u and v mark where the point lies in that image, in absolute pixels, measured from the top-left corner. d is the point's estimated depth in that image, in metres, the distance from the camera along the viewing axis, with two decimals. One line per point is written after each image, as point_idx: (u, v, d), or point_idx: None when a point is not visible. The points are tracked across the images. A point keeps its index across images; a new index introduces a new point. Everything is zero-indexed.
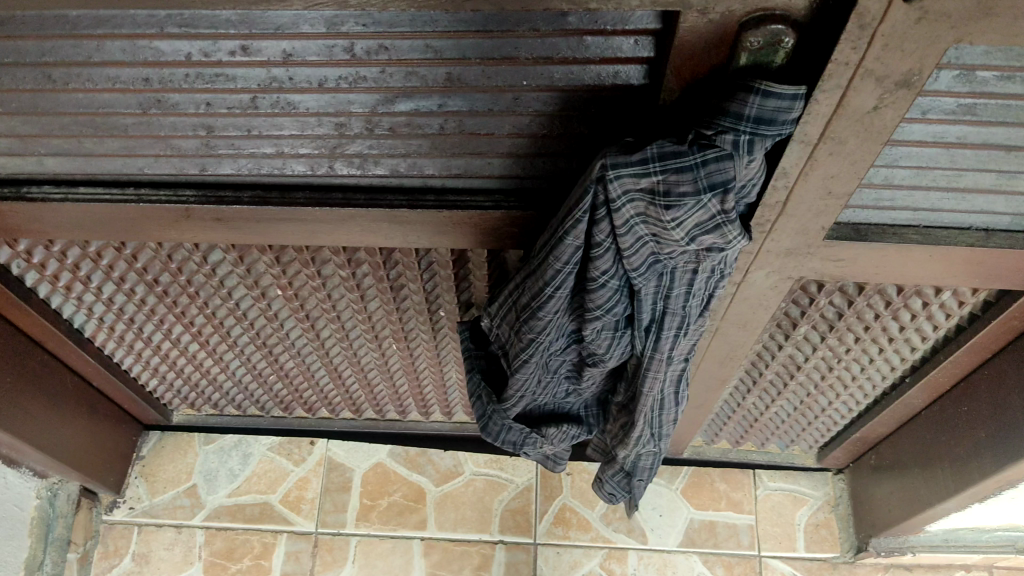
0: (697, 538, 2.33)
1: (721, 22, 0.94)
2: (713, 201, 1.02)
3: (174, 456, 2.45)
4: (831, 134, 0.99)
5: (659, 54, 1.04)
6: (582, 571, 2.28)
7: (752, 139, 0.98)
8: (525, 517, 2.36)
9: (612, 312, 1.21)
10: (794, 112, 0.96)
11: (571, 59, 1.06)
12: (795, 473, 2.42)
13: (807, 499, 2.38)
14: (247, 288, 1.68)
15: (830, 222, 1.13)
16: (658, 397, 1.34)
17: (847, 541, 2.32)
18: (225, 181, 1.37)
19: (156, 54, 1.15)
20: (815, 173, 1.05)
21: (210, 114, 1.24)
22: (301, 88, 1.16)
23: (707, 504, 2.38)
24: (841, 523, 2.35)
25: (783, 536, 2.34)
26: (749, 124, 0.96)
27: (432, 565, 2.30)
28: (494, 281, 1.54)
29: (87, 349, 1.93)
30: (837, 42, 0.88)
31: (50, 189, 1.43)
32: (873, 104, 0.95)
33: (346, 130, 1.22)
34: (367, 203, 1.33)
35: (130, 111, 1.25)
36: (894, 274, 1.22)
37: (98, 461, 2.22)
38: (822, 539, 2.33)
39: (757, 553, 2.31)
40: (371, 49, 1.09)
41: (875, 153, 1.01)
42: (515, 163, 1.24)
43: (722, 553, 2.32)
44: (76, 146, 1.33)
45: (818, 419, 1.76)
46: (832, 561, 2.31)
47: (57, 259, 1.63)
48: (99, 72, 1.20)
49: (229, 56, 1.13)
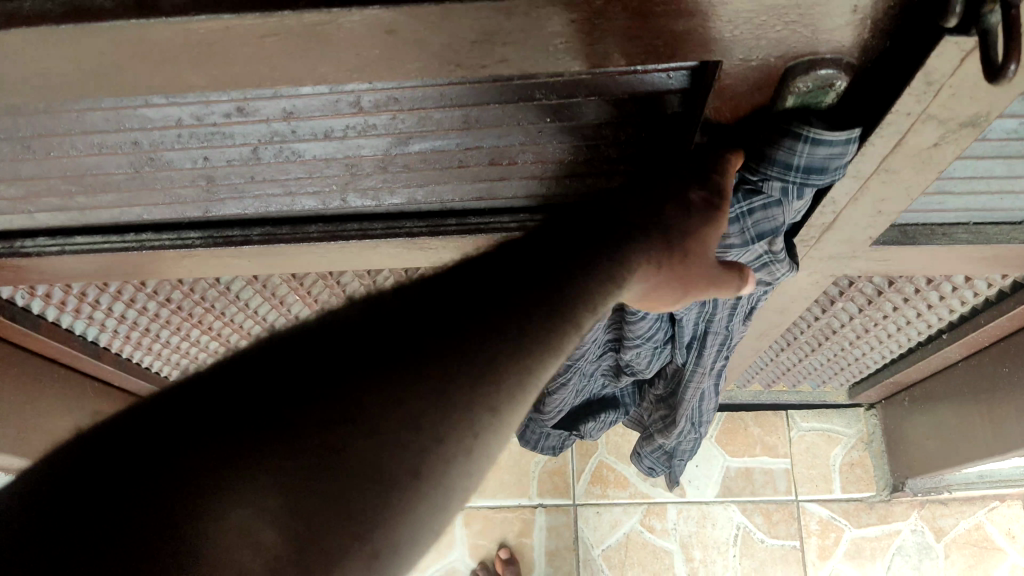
0: (734, 487, 3.10)
1: (767, 64, 0.86)
2: (763, 243, 1.05)
3: None
4: (886, 167, 0.95)
5: (695, 87, 0.95)
6: (622, 525, 3.08)
7: (804, 185, 0.96)
8: (561, 479, 3.17)
9: (652, 338, 1.15)
10: (847, 155, 0.92)
11: (596, 97, 0.98)
12: (830, 416, 3.15)
13: (841, 438, 3.12)
14: (265, 297, 1.64)
15: (878, 232, 1.10)
16: (698, 402, 1.31)
17: (882, 480, 3.01)
18: (232, 219, 1.30)
19: (142, 120, 1.06)
20: (866, 198, 1.01)
21: (208, 167, 1.16)
22: (304, 139, 1.09)
23: (744, 452, 3.14)
24: (875, 460, 3.06)
25: (821, 479, 3.08)
26: (797, 174, 0.94)
27: (474, 533, 3.15)
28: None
29: (105, 359, 1.91)
30: (898, 97, 0.82)
31: (46, 241, 1.35)
32: (934, 141, 0.90)
33: (357, 170, 1.16)
34: (385, 233, 1.27)
35: (121, 170, 1.17)
36: (938, 263, 1.20)
37: None
38: (858, 478, 3.06)
39: (795, 498, 3.06)
40: (380, 101, 1.01)
41: (930, 177, 0.97)
42: (539, 184, 1.17)
43: (759, 500, 3.07)
44: (67, 201, 1.25)
45: (853, 365, 1.78)
46: (869, 500, 3.03)
47: (65, 291, 1.58)
48: (82, 139, 1.11)
49: (224, 117, 1.05)
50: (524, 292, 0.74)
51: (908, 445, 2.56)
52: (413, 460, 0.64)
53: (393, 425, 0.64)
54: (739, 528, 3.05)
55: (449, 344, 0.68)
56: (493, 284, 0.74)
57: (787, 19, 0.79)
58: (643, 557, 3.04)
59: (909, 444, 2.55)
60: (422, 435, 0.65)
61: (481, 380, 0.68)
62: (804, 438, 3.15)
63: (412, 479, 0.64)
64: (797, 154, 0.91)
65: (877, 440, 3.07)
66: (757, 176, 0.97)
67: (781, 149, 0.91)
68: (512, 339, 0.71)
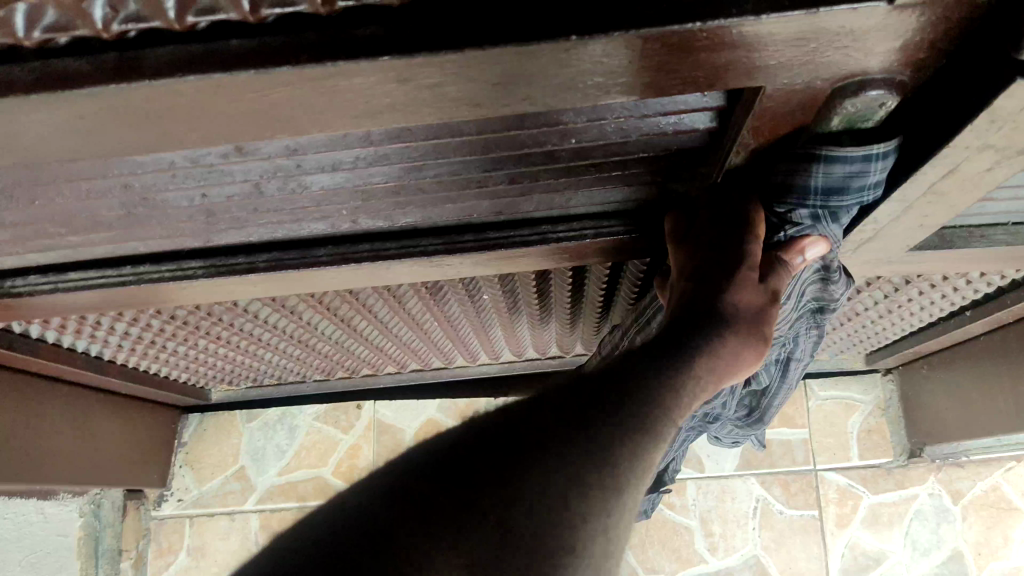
0: (753, 460, 2.78)
1: (812, 87, 0.80)
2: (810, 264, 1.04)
3: (220, 437, 2.96)
4: (937, 188, 0.92)
5: (732, 104, 0.91)
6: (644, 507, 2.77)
7: (831, 207, 0.94)
8: None
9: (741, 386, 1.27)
10: (870, 171, 0.89)
11: (626, 117, 0.93)
12: (847, 382, 2.83)
13: (859, 406, 2.80)
14: (275, 306, 1.64)
15: (918, 237, 1.08)
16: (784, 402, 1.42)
17: (897, 445, 2.74)
18: (235, 246, 1.24)
19: (134, 166, 0.98)
20: (913, 211, 0.99)
21: (207, 203, 1.09)
22: (312, 173, 1.02)
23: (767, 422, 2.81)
24: (892, 427, 2.76)
25: (838, 447, 2.76)
26: (819, 196, 0.92)
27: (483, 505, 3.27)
28: (577, 288, 1.60)
29: (112, 371, 1.96)
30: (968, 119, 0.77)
31: (37, 278, 1.29)
32: (989, 166, 0.86)
33: (369, 197, 1.10)
34: (400, 253, 1.24)
35: (112, 212, 1.09)
36: (965, 264, 1.26)
37: (134, 459, 2.67)
38: (875, 444, 2.75)
39: (813, 468, 2.74)
40: (392, 134, 0.95)
41: (978, 191, 0.94)
42: (563, 195, 1.14)
43: (778, 472, 2.76)
44: (56, 242, 1.18)
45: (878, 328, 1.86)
46: (887, 466, 2.73)
47: (72, 320, 1.56)
48: (67, 187, 1.03)
49: (222, 158, 0.98)
50: (638, 377, 0.75)
51: (926, 412, 2.62)
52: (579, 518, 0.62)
53: (561, 490, 0.62)
54: (758, 501, 2.73)
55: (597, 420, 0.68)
56: (608, 374, 0.74)
57: (840, 44, 0.73)
58: (663, 535, 2.74)
59: (930, 408, 2.60)
60: (592, 493, 0.63)
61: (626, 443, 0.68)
62: (823, 407, 2.81)
63: (593, 537, 0.62)
64: (814, 176, 0.89)
65: (895, 406, 2.78)
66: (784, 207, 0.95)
67: (798, 174, 0.90)
68: (639, 408, 0.71)
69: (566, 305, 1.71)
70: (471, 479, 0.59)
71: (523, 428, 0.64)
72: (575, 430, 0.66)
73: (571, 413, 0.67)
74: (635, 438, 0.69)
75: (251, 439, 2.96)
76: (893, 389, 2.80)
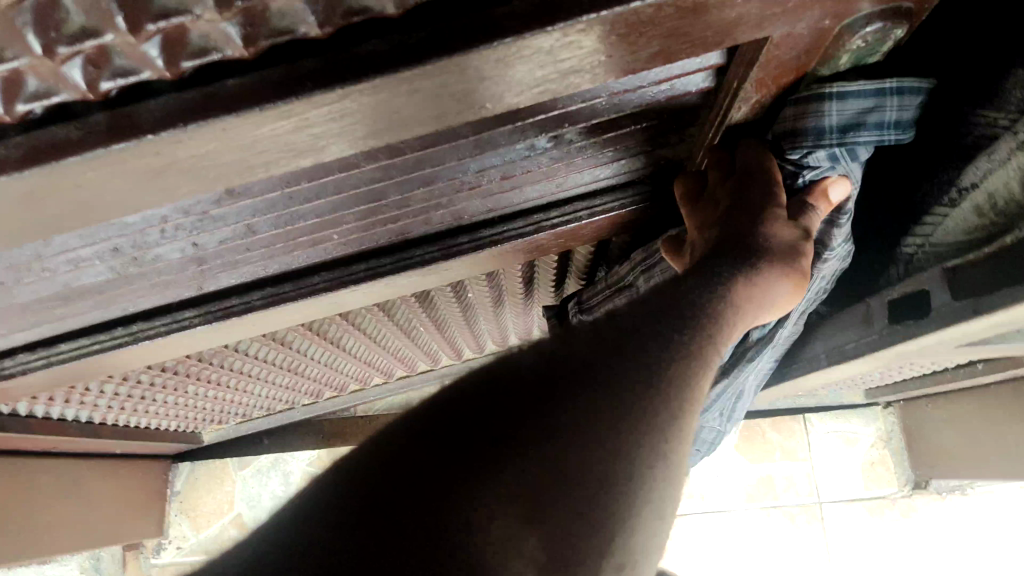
0: (757, 493, 3.06)
1: (822, 28, 0.78)
2: (839, 218, 1.01)
3: (211, 487, 2.97)
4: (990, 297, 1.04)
5: (731, 61, 0.88)
6: None
7: (848, 145, 0.91)
8: None
9: None
10: (880, 102, 0.88)
11: (623, 90, 0.91)
12: (849, 415, 3.10)
13: (863, 436, 3.08)
14: (268, 342, 1.61)
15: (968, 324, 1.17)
16: (726, 394, 1.39)
17: (903, 476, 3.03)
18: (227, 289, 1.20)
19: (121, 228, 0.94)
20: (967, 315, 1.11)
21: (201, 252, 1.04)
22: (306, 203, 0.98)
23: (764, 459, 3.10)
24: (896, 457, 3.04)
25: (846, 479, 3.05)
26: (833, 135, 0.88)
27: None
28: (564, 270, 1.58)
29: (103, 433, 1.93)
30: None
31: (28, 355, 1.26)
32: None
33: (364, 217, 1.06)
34: (397, 267, 1.21)
35: (102, 277, 1.04)
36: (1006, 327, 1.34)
37: (127, 512, 2.63)
38: (879, 475, 3.04)
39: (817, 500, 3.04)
40: (387, 152, 0.91)
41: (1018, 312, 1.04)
42: (556, 180, 1.12)
43: (783, 506, 3.04)
44: (45, 316, 1.13)
45: (886, 373, 2.08)
46: (893, 496, 3.02)
47: (63, 392, 1.53)
48: (54, 262, 0.98)
49: (213, 204, 0.93)
50: (673, 313, 0.72)
51: (928, 446, 2.87)
52: (625, 462, 0.59)
53: (607, 437, 0.59)
54: (766, 534, 3.01)
55: (641, 355, 0.65)
56: (645, 310, 0.72)
57: None
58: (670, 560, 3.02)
59: (931, 440, 2.84)
60: (638, 437, 0.61)
61: (673, 383, 0.65)
62: (824, 438, 3.10)
63: (638, 482, 0.60)
64: (827, 116, 0.87)
65: (896, 438, 3.05)
66: (798, 152, 0.92)
67: (809, 116, 0.88)
68: (679, 346, 0.68)
69: (553, 289, 1.69)
70: (526, 419, 0.57)
71: (579, 363, 0.62)
72: (622, 370, 0.63)
73: (612, 351, 0.64)
74: (681, 382, 0.66)
75: (245, 486, 2.97)
76: (893, 422, 3.06)
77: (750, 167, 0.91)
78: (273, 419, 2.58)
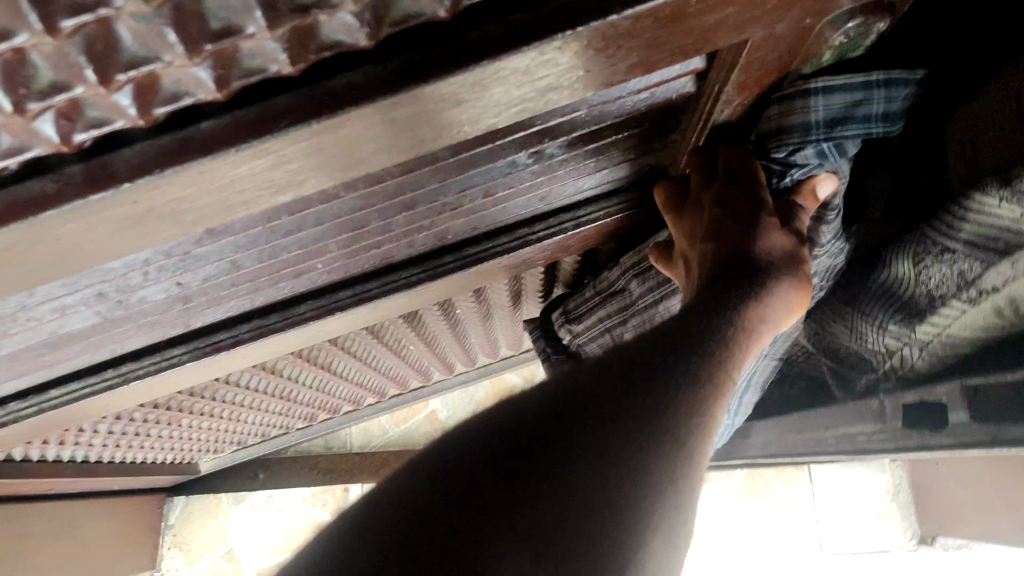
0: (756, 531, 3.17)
1: (803, 27, 0.77)
2: (829, 215, 1.01)
3: (202, 520, 3.00)
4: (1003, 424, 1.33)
5: (712, 65, 0.87)
6: None
7: (836, 141, 0.90)
8: None
9: None
10: (865, 96, 0.87)
11: (602, 102, 0.90)
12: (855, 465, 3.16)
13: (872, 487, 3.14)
14: (263, 372, 1.61)
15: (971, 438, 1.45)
16: None
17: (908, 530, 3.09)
18: (214, 324, 1.19)
19: (105, 275, 0.92)
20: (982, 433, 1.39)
21: (186, 291, 1.03)
22: (290, 235, 0.97)
23: (760, 499, 3.20)
24: (903, 511, 3.10)
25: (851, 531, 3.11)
26: (821, 130, 0.87)
27: None
28: (552, 279, 1.58)
29: (99, 470, 1.91)
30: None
31: (20, 404, 1.25)
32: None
33: (348, 244, 1.06)
34: (383, 290, 1.20)
35: (89, 321, 1.03)
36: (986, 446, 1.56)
37: (123, 540, 2.61)
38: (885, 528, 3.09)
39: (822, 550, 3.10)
40: (368, 181, 0.90)
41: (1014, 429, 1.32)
42: (540, 195, 1.11)
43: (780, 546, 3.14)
44: (31, 364, 1.12)
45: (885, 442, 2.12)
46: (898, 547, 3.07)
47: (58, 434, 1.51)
48: (40, 312, 0.97)
49: (196, 244, 0.92)
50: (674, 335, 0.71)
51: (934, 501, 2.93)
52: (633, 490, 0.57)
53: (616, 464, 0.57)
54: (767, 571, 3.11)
55: (648, 384, 0.64)
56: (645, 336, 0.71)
57: None
58: None
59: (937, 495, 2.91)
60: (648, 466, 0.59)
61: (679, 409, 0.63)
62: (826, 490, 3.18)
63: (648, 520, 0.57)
64: (815, 112, 0.86)
65: (905, 491, 3.12)
66: (785, 151, 0.91)
67: (796, 112, 0.87)
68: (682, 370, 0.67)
69: (540, 297, 1.68)
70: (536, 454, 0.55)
71: (587, 395, 0.61)
72: (629, 400, 0.61)
73: (620, 383, 0.63)
74: (685, 410, 0.64)
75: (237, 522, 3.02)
76: (901, 473, 3.13)
77: (740, 171, 0.90)
78: (263, 446, 2.56)
